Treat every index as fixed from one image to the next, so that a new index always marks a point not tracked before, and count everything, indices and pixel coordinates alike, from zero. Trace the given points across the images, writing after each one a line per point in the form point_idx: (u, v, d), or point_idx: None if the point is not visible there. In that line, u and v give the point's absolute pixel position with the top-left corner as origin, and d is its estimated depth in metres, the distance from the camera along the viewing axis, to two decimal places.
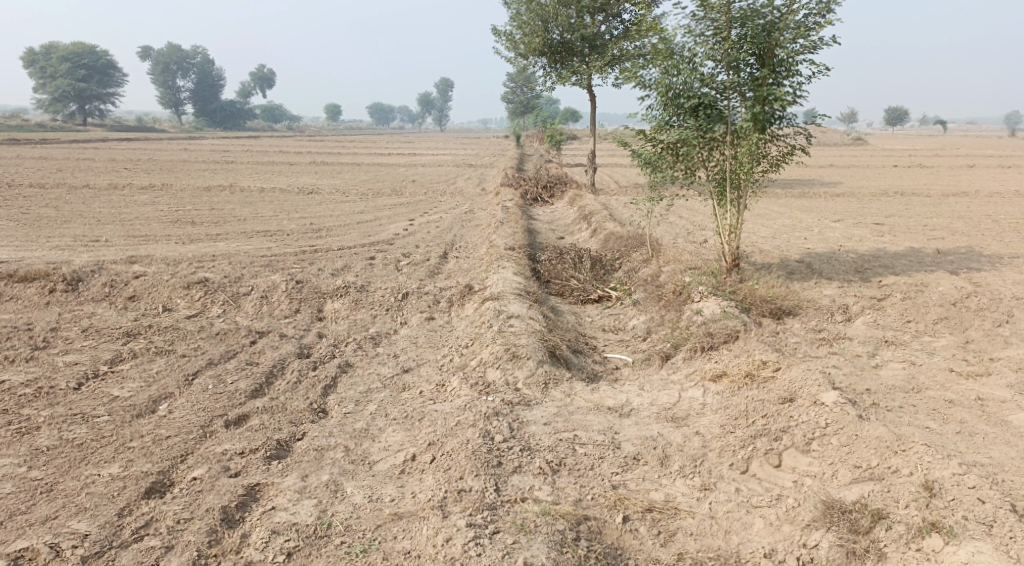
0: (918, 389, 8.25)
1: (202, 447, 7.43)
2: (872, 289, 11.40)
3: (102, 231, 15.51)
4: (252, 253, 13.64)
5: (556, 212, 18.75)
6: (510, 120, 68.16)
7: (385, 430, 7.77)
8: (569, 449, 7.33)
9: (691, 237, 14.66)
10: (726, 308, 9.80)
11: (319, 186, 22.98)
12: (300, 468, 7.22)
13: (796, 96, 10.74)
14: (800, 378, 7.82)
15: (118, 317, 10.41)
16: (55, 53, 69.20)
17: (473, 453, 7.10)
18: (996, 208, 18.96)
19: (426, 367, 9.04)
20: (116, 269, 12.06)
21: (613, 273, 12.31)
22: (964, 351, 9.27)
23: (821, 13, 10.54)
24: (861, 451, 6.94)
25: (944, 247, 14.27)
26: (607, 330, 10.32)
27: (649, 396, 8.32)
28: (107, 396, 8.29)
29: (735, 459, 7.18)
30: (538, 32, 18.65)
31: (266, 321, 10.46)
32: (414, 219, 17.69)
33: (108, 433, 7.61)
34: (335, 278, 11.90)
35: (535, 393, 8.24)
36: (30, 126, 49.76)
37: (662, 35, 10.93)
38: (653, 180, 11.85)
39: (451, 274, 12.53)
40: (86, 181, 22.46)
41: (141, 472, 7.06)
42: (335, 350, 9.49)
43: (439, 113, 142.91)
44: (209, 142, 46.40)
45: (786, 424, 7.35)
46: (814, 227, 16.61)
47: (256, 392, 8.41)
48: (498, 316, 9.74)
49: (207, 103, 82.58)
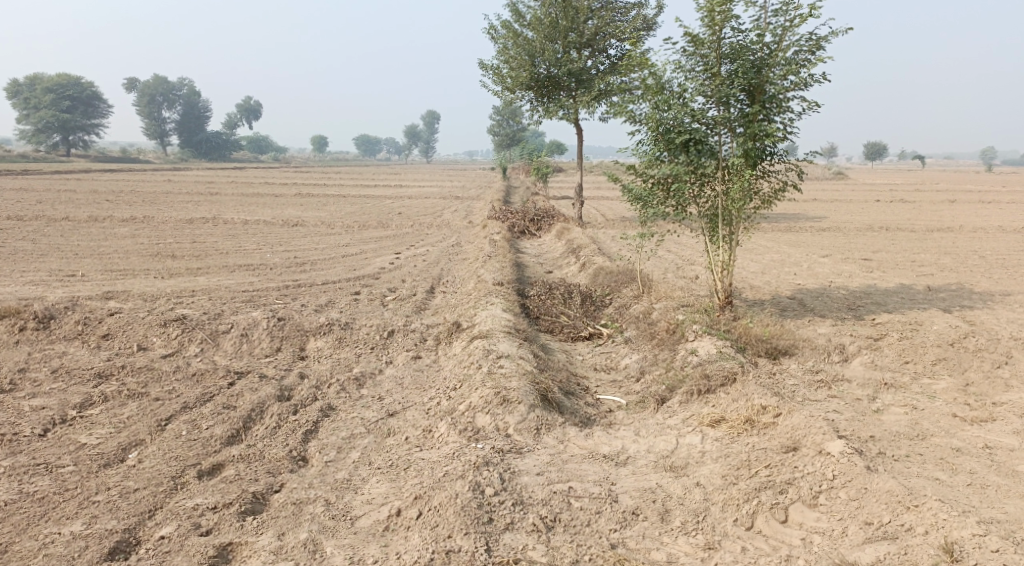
0: (924, 435, 7.94)
1: (172, 501, 7.00)
2: (867, 327, 11.13)
3: (79, 266, 15.05)
4: (234, 289, 13.23)
5: (544, 245, 18.47)
6: (496, 152, 68.37)
7: (368, 480, 7.37)
8: (564, 503, 6.95)
9: (680, 272, 14.39)
10: (721, 349, 9.49)
11: (304, 219, 22.62)
12: (276, 525, 6.80)
13: (788, 133, 10.51)
14: (803, 425, 7.54)
15: (90, 357, 9.97)
16: (40, 84, 68.77)
17: (463, 509, 6.71)
18: (983, 243, 18.83)
19: (412, 411, 8.63)
20: (92, 306, 11.63)
21: (603, 309, 11.99)
22: (966, 395, 8.97)
23: (811, 50, 10.37)
24: (871, 506, 6.64)
25: (935, 284, 14.07)
26: (599, 369, 9.96)
27: (645, 443, 7.95)
28: (74, 443, 7.86)
29: (740, 514, 6.81)
30: (525, 67, 18.48)
31: (245, 361, 10.05)
32: (400, 253, 17.33)
33: (73, 486, 7.16)
34: (318, 314, 11.49)
35: (526, 440, 7.86)
36: (14, 157, 49.31)
37: (652, 69, 10.71)
38: (643, 216, 11.55)
39: (437, 310, 12.19)
40: (65, 213, 21.95)
41: (106, 530, 6.62)
42: (317, 392, 9.07)
43: (425, 145, 143.50)
44: (195, 173, 46.10)
45: (791, 476, 7.04)
46: (803, 263, 16.40)
47: (232, 438, 8.01)
48: (487, 356, 9.36)
49: (192, 134, 82.37)
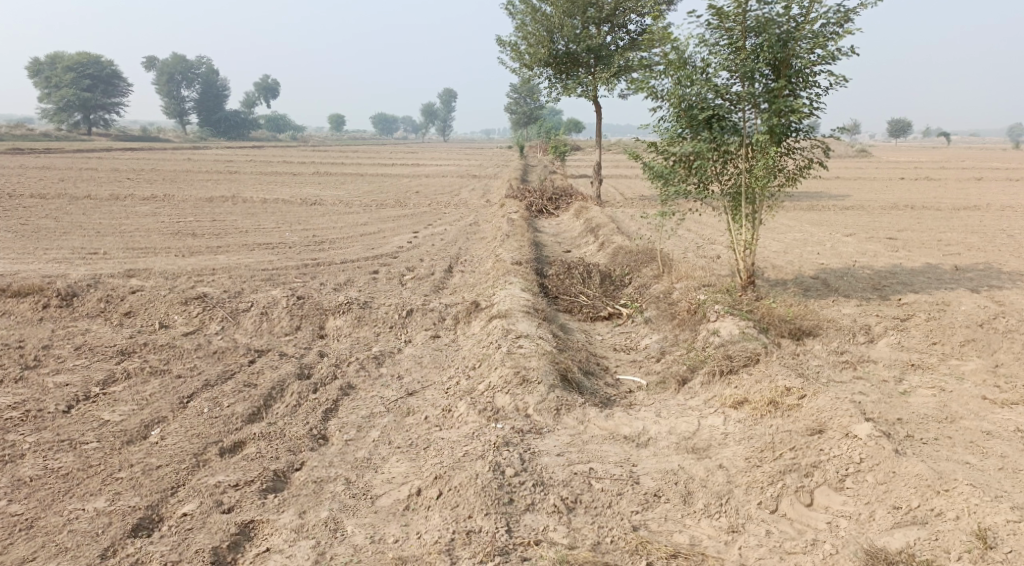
0: (952, 418, 7.83)
1: (194, 478, 7.01)
2: (893, 308, 10.97)
3: (101, 244, 15.11)
4: (254, 267, 13.23)
5: (562, 224, 18.36)
6: (514, 130, 68.17)
7: (388, 459, 7.35)
8: (585, 484, 6.90)
9: (701, 251, 14.25)
10: (744, 330, 9.37)
11: (322, 197, 22.58)
12: (297, 503, 6.80)
13: (814, 108, 10.32)
14: (829, 407, 7.45)
15: (113, 334, 10.00)
16: (60, 62, 68.96)
17: (483, 489, 6.68)
18: (1010, 222, 18.52)
19: (431, 390, 8.59)
20: (113, 283, 11.66)
21: (623, 289, 11.89)
22: (995, 377, 8.82)
23: (839, 23, 10.15)
24: (900, 491, 6.56)
25: (962, 264, 13.84)
26: (619, 349, 9.88)
27: (667, 423, 7.89)
28: (97, 420, 7.89)
29: (764, 497, 6.75)
30: (544, 43, 18.29)
31: (266, 339, 10.06)
32: (418, 231, 17.29)
33: (96, 462, 7.19)
34: (337, 293, 11.46)
35: (546, 420, 7.81)
36: (36, 136, 49.70)
37: (674, 44, 10.53)
38: (664, 194, 11.40)
39: (456, 289, 12.13)
40: (87, 191, 22.01)
41: (129, 507, 6.65)
42: (337, 371, 9.06)
43: (443, 124, 143.10)
44: (215, 152, 46.25)
45: (816, 459, 6.94)
46: (826, 242, 16.19)
47: (253, 416, 8.01)
48: (507, 336, 9.30)
49: (211, 113, 82.38)
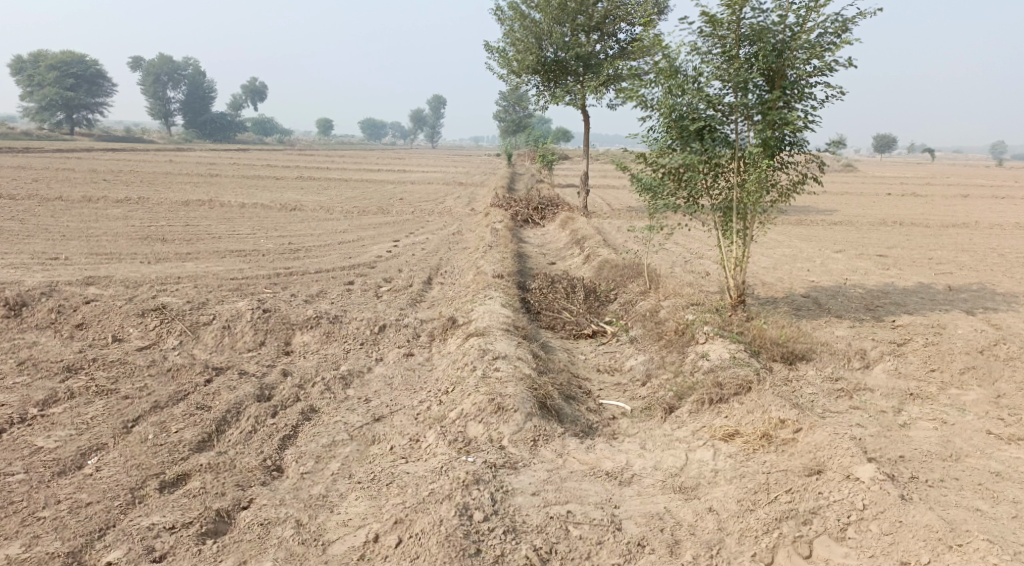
0: (958, 456, 7.27)
1: (126, 519, 6.38)
2: (888, 330, 10.42)
3: (64, 248, 14.36)
4: (222, 276, 12.54)
5: (547, 235, 17.77)
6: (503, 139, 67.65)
7: (347, 497, 6.72)
8: (562, 531, 6.31)
9: (689, 267, 13.69)
10: (735, 353, 8.75)
11: (303, 203, 21.90)
12: (238, 551, 6.19)
13: (809, 122, 9.78)
14: (828, 444, 6.90)
15: (61, 348, 9.30)
16: (42, 62, 67.53)
17: (447, 539, 6.09)
18: (999, 241, 18.10)
19: (400, 416, 7.93)
20: (69, 292, 10.93)
21: (608, 305, 11.29)
22: (998, 409, 8.27)
23: (837, 33, 9.62)
24: (908, 544, 6.06)
25: (955, 283, 13.33)
26: (602, 370, 9.27)
27: (652, 458, 7.28)
28: (29, 447, 7.20)
29: (759, 548, 6.23)
30: (532, 50, 17.73)
31: (226, 356, 9.38)
32: (399, 240, 16.64)
33: (19, 498, 6.53)
34: (307, 306, 10.76)
35: (522, 453, 7.17)
36: (16, 134, 48.72)
37: (665, 51, 9.97)
38: (652, 207, 10.82)
39: (434, 303, 11.50)
40: (59, 192, 21.22)
41: (46, 554, 6.04)
42: (300, 392, 8.38)
43: (431, 130, 142.21)
44: (197, 154, 45.36)
45: (815, 504, 6.42)
46: (816, 258, 15.67)
47: (202, 444, 7.34)
48: (483, 357, 8.63)
49: (197, 115, 81.22)
